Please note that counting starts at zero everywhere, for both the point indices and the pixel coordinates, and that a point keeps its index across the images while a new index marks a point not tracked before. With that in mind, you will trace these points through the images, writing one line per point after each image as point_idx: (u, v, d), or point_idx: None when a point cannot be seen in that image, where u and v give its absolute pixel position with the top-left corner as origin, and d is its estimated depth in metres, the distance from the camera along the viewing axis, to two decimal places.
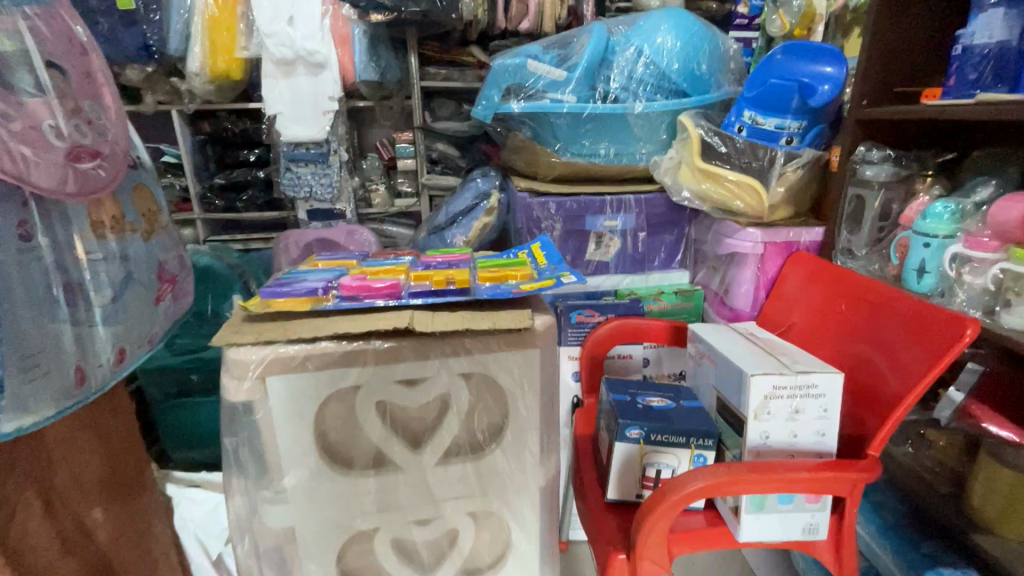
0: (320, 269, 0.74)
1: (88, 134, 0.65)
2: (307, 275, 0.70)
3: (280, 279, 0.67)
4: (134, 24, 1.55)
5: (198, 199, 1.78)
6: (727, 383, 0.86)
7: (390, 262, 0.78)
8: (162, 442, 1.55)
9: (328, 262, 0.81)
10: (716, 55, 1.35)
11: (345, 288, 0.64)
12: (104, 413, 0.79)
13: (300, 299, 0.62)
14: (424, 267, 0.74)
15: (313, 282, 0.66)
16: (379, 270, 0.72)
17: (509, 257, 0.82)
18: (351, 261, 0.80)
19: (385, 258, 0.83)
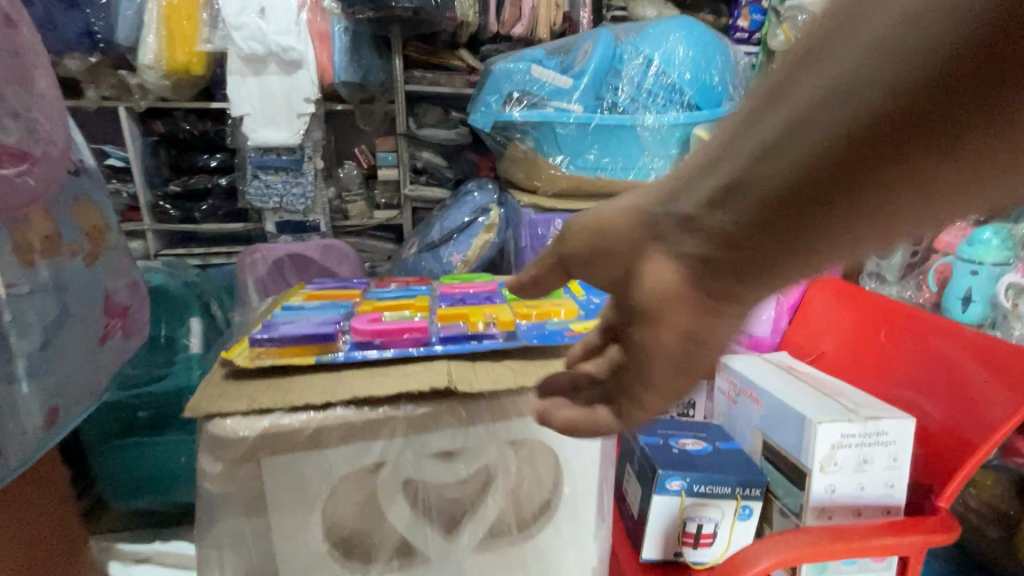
0: (318, 305, 0.60)
1: (12, 130, 0.49)
2: (304, 314, 0.56)
3: (270, 321, 0.53)
4: (74, 7, 1.35)
5: (148, 208, 1.57)
6: (780, 428, 0.77)
7: (404, 295, 0.65)
8: (99, 492, 1.32)
9: (324, 294, 0.67)
10: (727, 67, 1.28)
11: (356, 330, 0.51)
12: (26, 487, 0.61)
13: (297, 348, 0.48)
14: (448, 302, 0.61)
15: (313, 323, 0.52)
16: (393, 307, 0.59)
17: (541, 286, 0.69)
18: (354, 294, 0.67)
19: (394, 288, 0.69)
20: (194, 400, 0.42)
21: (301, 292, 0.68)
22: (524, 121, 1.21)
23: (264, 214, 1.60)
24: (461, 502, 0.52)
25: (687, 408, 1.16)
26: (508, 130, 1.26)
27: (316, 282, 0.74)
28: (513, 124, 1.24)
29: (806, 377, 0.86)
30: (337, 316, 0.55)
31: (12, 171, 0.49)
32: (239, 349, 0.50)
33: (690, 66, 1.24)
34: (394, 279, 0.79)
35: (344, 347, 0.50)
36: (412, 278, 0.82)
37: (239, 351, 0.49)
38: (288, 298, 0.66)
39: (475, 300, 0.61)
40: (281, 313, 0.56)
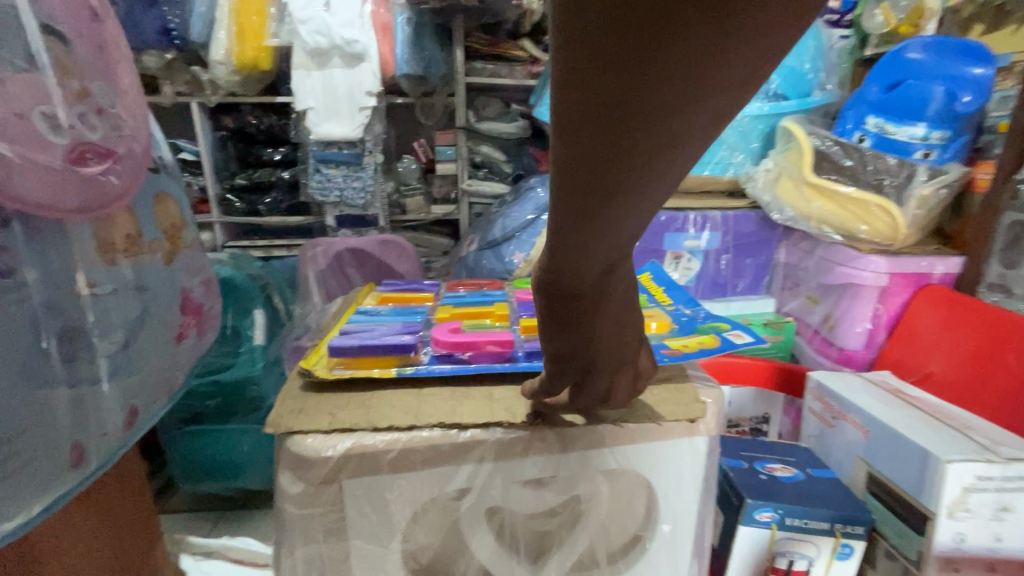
0: (394, 311, 0.57)
1: (97, 127, 0.48)
2: (381, 320, 0.53)
3: (345, 327, 0.50)
4: (153, 5, 1.39)
5: (217, 201, 1.61)
6: (893, 461, 0.69)
7: (483, 301, 0.60)
8: (172, 474, 1.37)
9: (398, 298, 0.63)
10: (822, 50, 1.14)
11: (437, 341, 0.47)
12: (106, 483, 0.62)
13: (378, 360, 0.45)
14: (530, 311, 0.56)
15: (392, 331, 0.49)
16: (474, 316, 0.55)
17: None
18: (427, 297, 0.63)
19: (471, 294, 0.65)
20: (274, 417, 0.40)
21: (373, 296, 0.65)
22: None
23: (324, 207, 1.61)
24: (545, 533, 0.47)
25: (760, 422, 1.07)
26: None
27: (387, 284, 0.71)
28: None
29: (916, 403, 0.76)
30: (415, 324, 0.51)
31: (97, 169, 0.48)
32: (316, 358, 0.47)
33: None
34: (469, 281, 0.75)
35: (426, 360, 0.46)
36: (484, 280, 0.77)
37: (318, 361, 0.46)
38: (362, 302, 0.64)
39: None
40: (355, 318, 0.53)
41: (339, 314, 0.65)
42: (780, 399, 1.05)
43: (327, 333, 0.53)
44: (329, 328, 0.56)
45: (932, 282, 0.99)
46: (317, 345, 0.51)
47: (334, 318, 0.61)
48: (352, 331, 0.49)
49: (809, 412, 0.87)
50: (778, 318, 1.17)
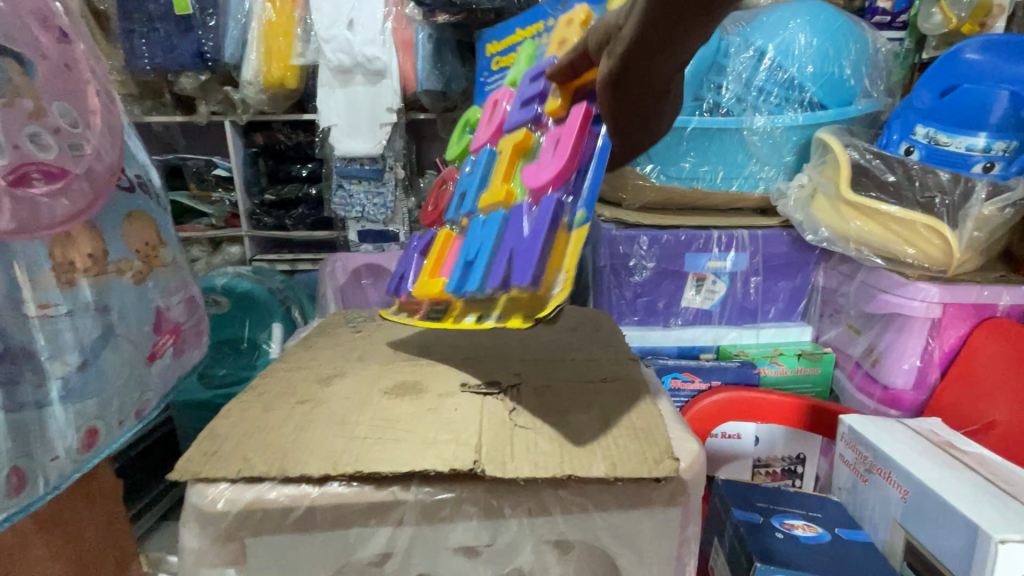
0: (466, 245, 0.52)
1: (51, 147, 0.48)
2: (482, 250, 0.49)
3: (491, 283, 0.46)
4: (190, 30, 1.45)
5: (247, 215, 1.65)
6: (936, 528, 0.59)
7: (483, 161, 0.57)
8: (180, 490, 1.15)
9: (449, 255, 0.58)
10: (865, 56, 1.01)
11: (546, 176, 0.45)
12: (73, 508, 0.61)
13: (560, 237, 0.44)
14: (518, 117, 0.53)
15: (519, 226, 0.46)
16: (506, 164, 0.53)
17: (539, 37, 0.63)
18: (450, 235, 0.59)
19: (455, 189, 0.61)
20: (183, 464, 0.37)
21: (420, 292, 0.59)
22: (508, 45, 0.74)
23: (347, 223, 1.62)
24: None
25: (795, 463, 0.96)
26: (496, 68, 0.77)
27: (393, 283, 0.65)
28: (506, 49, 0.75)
29: (970, 461, 0.65)
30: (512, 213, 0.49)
31: (42, 190, 0.47)
32: (519, 298, 0.46)
33: (814, 57, 0.97)
34: (426, 218, 0.70)
35: (569, 196, 0.45)
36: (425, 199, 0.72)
37: (525, 296, 0.45)
38: (432, 307, 0.59)
39: (524, 87, 0.54)
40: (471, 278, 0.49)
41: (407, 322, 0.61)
42: (818, 440, 0.94)
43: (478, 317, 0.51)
44: (466, 318, 0.52)
45: (996, 314, 0.87)
46: (491, 321, 0.48)
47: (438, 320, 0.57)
48: (502, 267, 0.46)
49: (842, 461, 0.76)
50: (816, 348, 1.04)
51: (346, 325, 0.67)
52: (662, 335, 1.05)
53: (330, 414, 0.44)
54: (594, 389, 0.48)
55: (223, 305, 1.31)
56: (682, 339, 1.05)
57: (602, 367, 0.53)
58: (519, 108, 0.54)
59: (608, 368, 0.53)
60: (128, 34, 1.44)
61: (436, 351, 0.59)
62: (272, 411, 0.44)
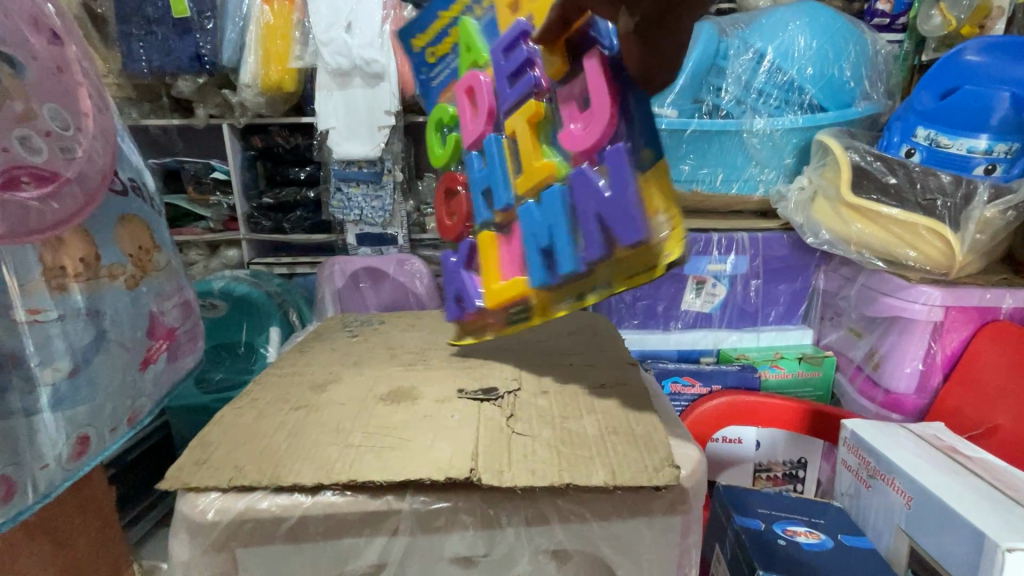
0: (534, 232, 0.51)
1: (41, 150, 0.47)
2: (558, 233, 0.49)
3: (594, 254, 0.47)
4: (187, 32, 1.44)
5: (245, 219, 1.64)
6: (942, 535, 0.58)
7: (495, 149, 0.55)
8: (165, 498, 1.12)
9: (506, 251, 0.57)
10: (865, 58, 1.00)
11: (591, 135, 0.44)
12: (65, 515, 0.60)
13: (642, 181, 0.44)
14: (515, 93, 0.52)
15: (589, 193, 0.46)
16: (526, 144, 0.51)
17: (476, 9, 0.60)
18: (493, 236, 0.58)
19: (475, 189, 0.59)
20: (174, 474, 0.37)
21: (492, 301, 0.57)
22: (436, 31, 0.64)
23: (345, 226, 1.61)
24: None
25: (796, 467, 0.95)
26: (433, 60, 0.66)
27: (453, 306, 0.62)
28: (435, 37, 0.65)
29: (975, 467, 0.64)
30: (570, 185, 0.48)
31: (32, 194, 0.47)
32: (626, 259, 0.48)
33: (813, 59, 0.97)
34: (449, 234, 0.66)
35: (627, 140, 0.45)
36: (437, 216, 0.68)
37: (632, 254, 0.47)
38: (505, 311, 0.58)
39: (502, 62, 0.53)
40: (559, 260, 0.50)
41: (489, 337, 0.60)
42: (819, 443, 0.94)
43: (576, 294, 0.52)
44: (561, 304, 0.53)
45: (999, 317, 0.86)
46: (603, 293, 0.50)
47: (523, 318, 0.57)
48: (598, 237, 0.47)
49: (844, 466, 0.75)
50: (818, 351, 1.04)
51: (342, 329, 0.66)
52: (662, 338, 1.04)
53: (323, 423, 0.43)
54: (594, 396, 0.48)
55: (220, 308, 1.30)
56: (683, 342, 1.04)
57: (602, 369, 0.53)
58: (510, 84, 0.53)
59: (606, 369, 0.53)
60: (125, 37, 1.44)
61: (435, 356, 0.58)
62: (265, 418, 0.44)
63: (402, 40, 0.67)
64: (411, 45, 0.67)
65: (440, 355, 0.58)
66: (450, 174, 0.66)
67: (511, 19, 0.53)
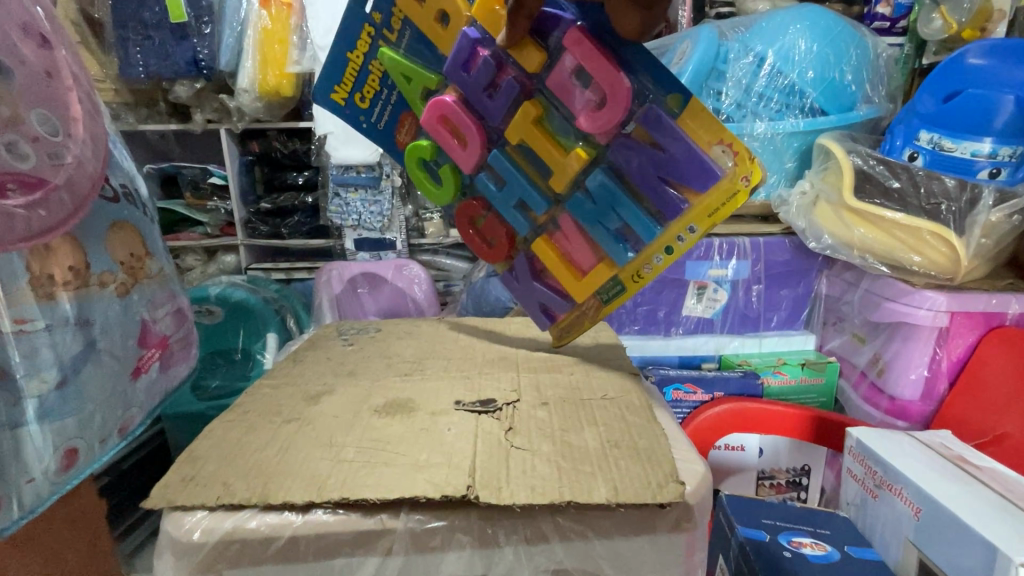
0: (604, 215, 0.52)
1: (28, 156, 0.46)
2: (630, 208, 0.51)
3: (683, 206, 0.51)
4: (185, 38, 1.44)
5: (243, 224, 1.61)
6: (953, 547, 0.56)
7: (507, 162, 0.54)
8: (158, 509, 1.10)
9: (567, 248, 0.56)
10: (866, 61, 1.00)
11: (615, 111, 0.46)
12: (54, 529, 0.59)
13: (683, 125, 0.48)
14: (501, 101, 0.51)
15: (644, 162, 0.49)
16: (542, 148, 0.51)
17: (394, 32, 0.57)
18: (547, 241, 0.57)
19: (506, 207, 0.56)
20: (165, 491, 0.37)
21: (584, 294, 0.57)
22: (357, 75, 0.59)
23: (343, 231, 1.60)
24: None
25: (799, 475, 0.94)
26: (366, 104, 0.61)
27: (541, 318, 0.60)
28: (357, 81, 0.60)
29: (985, 477, 0.62)
30: (619, 163, 0.51)
31: (18, 202, 0.46)
32: (705, 202, 0.50)
33: (814, 62, 0.96)
34: (497, 257, 0.60)
35: (650, 97, 0.48)
36: (475, 249, 0.61)
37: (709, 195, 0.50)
38: (593, 298, 0.58)
39: (466, 72, 0.52)
40: (642, 230, 0.52)
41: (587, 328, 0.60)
42: (823, 451, 0.92)
43: (662, 249, 0.53)
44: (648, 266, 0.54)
45: (1006, 322, 0.85)
46: (692, 237, 0.52)
47: (613, 294, 0.57)
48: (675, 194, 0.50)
49: (849, 475, 0.74)
50: (819, 357, 1.02)
51: (338, 338, 0.65)
52: (663, 344, 1.03)
53: (316, 439, 0.43)
54: (595, 408, 0.47)
55: (217, 314, 1.29)
56: (684, 349, 1.03)
57: (606, 377, 0.52)
58: (488, 94, 0.52)
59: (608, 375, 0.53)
60: (121, 42, 1.43)
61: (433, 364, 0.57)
62: (256, 432, 0.44)
63: (323, 102, 0.61)
64: (336, 103, 0.61)
65: (438, 364, 0.57)
66: (465, 203, 0.60)
67: (450, 36, 0.53)
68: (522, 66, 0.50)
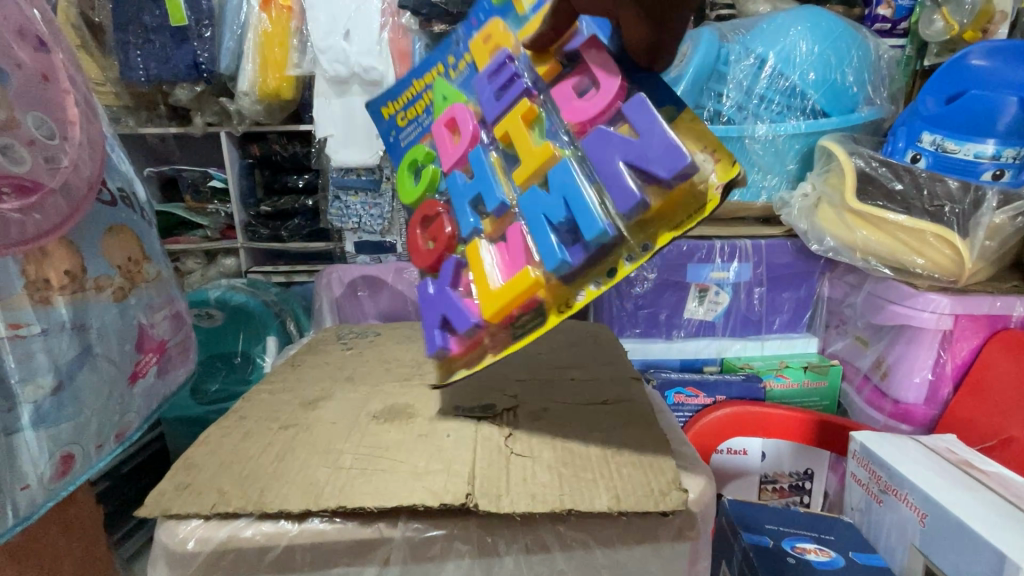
0: (544, 207, 0.42)
1: (25, 160, 0.46)
2: (580, 197, 0.40)
3: (629, 202, 0.38)
4: (184, 41, 1.43)
5: (243, 227, 1.62)
6: (961, 555, 0.56)
7: (484, 159, 0.48)
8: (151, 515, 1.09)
9: (502, 257, 0.46)
10: (868, 62, 0.99)
11: (602, 105, 0.40)
12: (51, 534, 0.58)
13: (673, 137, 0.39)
14: (501, 103, 0.47)
15: (611, 143, 0.39)
16: (520, 140, 0.45)
17: (451, 69, 0.55)
18: (482, 242, 0.47)
19: (459, 200, 0.49)
20: (163, 500, 0.37)
21: (496, 308, 0.43)
22: (409, 97, 0.59)
23: (343, 234, 1.60)
24: None
25: (802, 479, 0.93)
26: (403, 123, 0.60)
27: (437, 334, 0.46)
28: (406, 103, 0.60)
29: (992, 482, 0.61)
30: (586, 151, 0.41)
31: (12, 206, 0.45)
32: (666, 206, 0.39)
33: (816, 63, 0.95)
34: (423, 260, 0.52)
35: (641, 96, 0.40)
36: (409, 245, 0.54)
37: (671, 200, 0.38)
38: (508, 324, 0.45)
39: (485, 85, 0.48)
40: (582, 228, 0.40)
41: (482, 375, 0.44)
42: (826, 455, 0.92)
43: (604, 271, 0.41)
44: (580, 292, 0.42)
45: (1010, 325, 0.84)
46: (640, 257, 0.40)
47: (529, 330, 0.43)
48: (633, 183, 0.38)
49: (853, 479, 0.73)
50: (823, 360, 1.02)
51: (336, 341, 0.65)
52: (664, 348, 1.03)
53: (312, 447, 0.42)
54: (595, 413, 0.46)
55: (217, 318, 1.28)
56: (684, 351, 1.03)
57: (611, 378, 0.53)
58: (495, 101, 0.47)
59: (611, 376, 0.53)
60: (122, 45, 1.42)
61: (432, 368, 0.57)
62: (253, 438, 0.44)
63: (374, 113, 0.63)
64: (382, 116, 0.62)
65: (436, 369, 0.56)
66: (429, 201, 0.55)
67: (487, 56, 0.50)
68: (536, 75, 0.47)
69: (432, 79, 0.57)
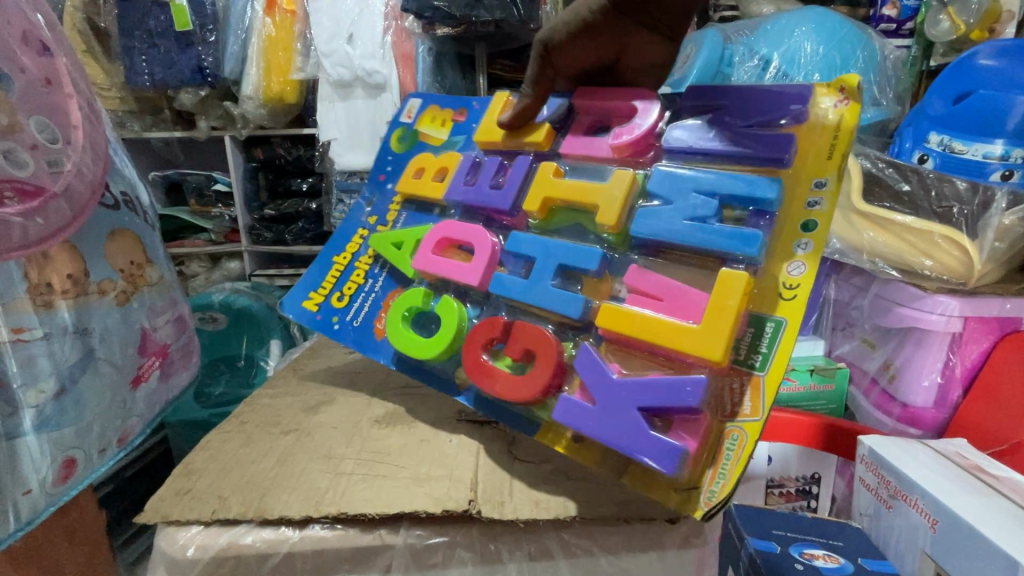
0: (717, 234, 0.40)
1: (27, 164, 0.46)
2: (711, 180, 0.42)
3: (786, 153, 0.41)
4: (189, 46, 1.44)
5: (246, 231, 1.63)
6: (971, 562, 0.55)
7: (530, 237, 0.48)
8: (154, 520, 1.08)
9: (656, 307, 0.41)
10: (873, 62, 0.97)
11: (646, 114, 0.46)
12: (55, 539, 0.58)
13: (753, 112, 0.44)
14: (509, 190, 0.51)
15: (708, 131, 0.44)
16: (572, 188, 0.47)
17: (375, 224, 0.61)
18: (624, 314, 0.41)
19: (541, 279, 0.46)
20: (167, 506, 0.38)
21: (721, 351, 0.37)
22: (340, 274, 0.59)
23: None
24: None
25: (808, 484, 0.86)
26: (342, 303, 0.58)
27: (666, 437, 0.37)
28: (337, 283, 0.59)
29: (1003, 488, 0.60)
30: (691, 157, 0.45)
31: (14, 209, 0.45)
32: (806, 142, 0.41)
33: (820, 65, 0.93)
34: (532, 392, 0.43)
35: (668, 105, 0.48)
36: (494, 388, 0.44)
37: (807, 136, 0.41)
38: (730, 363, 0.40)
39: (461, 186, 0.55)
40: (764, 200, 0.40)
41: (753, 443, 0.38)
42: (833, 459, 0.86)
43: (798, 230, 0.41)
44: (795, 269, 0.41)
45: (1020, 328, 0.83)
46: (824, 194, 0.41)
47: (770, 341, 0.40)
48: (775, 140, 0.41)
49: (862, 484, 0.71)
50: (830, 363, 0.97)
51: (339, 345, 0.65)
52: None
53: (312, 456, 0.42)
54: None
55: (220, 321, 1.27)
56: None
57: None
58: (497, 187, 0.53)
59: None
60: (127, 50, 1.43)
61: None
62: (253, 443, 0.44)
63: (294, 311, 0.59)
64: (308, 309, 0.58)
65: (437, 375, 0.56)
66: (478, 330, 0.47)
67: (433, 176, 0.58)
68: (533, 143, 0.53)
69: (359, 239, 0.61)
